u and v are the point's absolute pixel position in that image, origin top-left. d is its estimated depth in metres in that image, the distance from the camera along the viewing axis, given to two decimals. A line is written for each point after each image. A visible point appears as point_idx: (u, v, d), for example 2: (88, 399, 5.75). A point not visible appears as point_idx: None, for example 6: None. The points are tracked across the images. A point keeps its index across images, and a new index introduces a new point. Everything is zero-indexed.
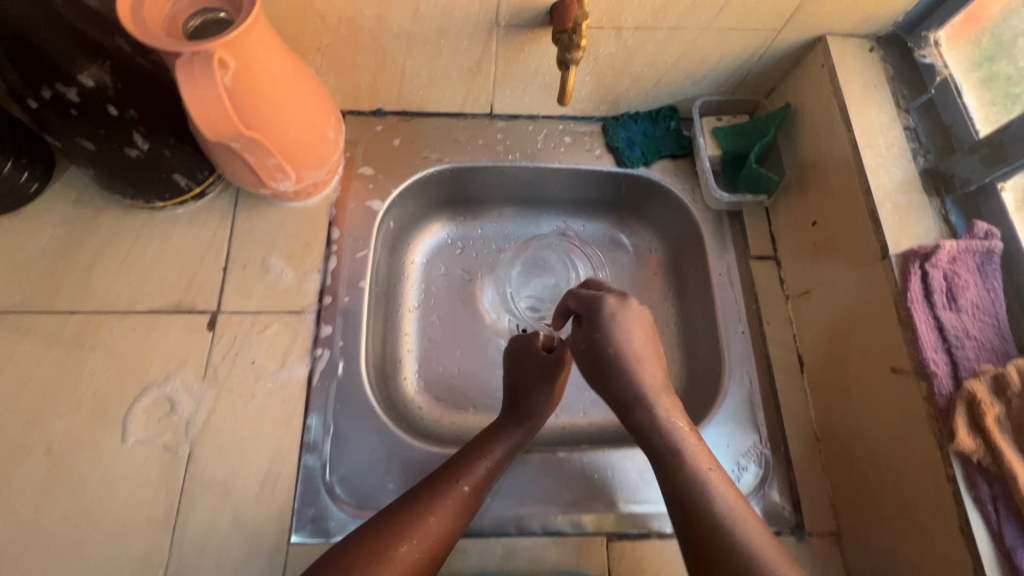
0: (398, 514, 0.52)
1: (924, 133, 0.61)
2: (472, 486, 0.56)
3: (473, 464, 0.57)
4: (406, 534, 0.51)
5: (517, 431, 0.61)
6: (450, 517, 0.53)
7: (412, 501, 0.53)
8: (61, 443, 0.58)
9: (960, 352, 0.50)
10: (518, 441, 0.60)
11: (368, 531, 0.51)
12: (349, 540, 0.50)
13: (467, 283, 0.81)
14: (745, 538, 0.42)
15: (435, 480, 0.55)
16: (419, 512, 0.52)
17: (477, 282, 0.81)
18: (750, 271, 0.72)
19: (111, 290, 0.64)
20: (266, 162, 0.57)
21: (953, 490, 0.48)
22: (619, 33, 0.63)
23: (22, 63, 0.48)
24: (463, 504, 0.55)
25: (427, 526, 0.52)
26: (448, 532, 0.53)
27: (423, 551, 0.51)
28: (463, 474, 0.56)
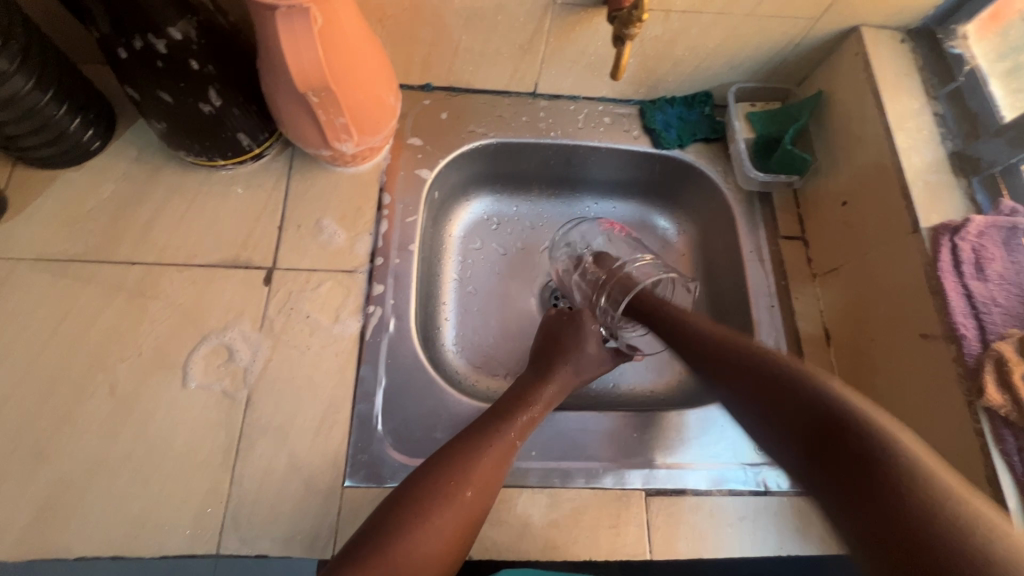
0: (449, 463, 0.52)
1: (951, 119, 0.65)
2: (515, 436, 0.56)
3: (515, 416, 0.58)
4: (460, 481, 0.51)
5: (552, 386, 0.62)
6: (497, 465, 0.54)
7: (460, 450, 0.53)
8: (124, 385, 0.60)
9: (987, 318, 0.54)
10: (555, 396, 0.62)
11: (421, 479, 0.51)
12: (406, 488, 0.51)
13: (503, 257, 0.84)
14: (839, 405, 0.46)
15: (480, 431, 0.55)
16: (469, 462, 0.52)
17: (512, 256, 0.84)
18: (779, 249, 0.75)
19: (171, 244, 0.67)
20: (334, 121, 0.59)
21: (980, 443, 0.51)
22: (668, 15, 0.67)
23: (118, 13, 0.50)
24: (508, 452, 0.55)
25: (479, 476, 0.52)
26: (497, 481, 0.53)
27: (478, 498, 0.51)
28: (507, 425, 0.57)
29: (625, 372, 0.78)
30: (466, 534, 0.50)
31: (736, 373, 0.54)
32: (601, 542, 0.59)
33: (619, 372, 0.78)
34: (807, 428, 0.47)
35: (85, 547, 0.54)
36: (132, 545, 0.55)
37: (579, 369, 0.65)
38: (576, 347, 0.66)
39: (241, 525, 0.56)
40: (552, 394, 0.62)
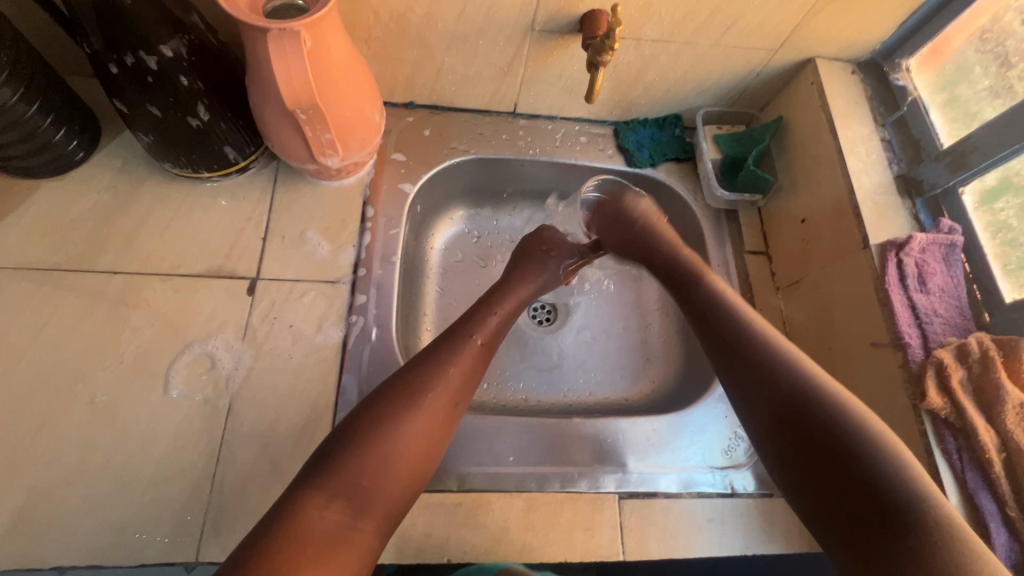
0: (421, 365, 0.53)
1: (897, 144, 0.71)
2: (485, 337, 0.59)
3: (484, 319, 0.60)
4: (433, 381, 0.52)
5: (522, 288, 0.67)
6: (468, 363, 0.55)
7: (432, 356, 0.55)
8: (105, 394, 0.60)
9: (930, 327, 0.58)
10: (524, 299, 0.67)
11: (394, 385, 0.52)
12: (384, 391, 0.51)
13: (484, 269, 0.86)
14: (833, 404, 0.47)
15: (449, 336, 0.57)
16: (439, 363, 0.54)
17: (493, 268, 0.87)
18: (745, 264, 0.79)
19: (154, 254, 0.67)
20: (321, 137, 0.62)
21: (924, 443, 0.55)
22: (639, 44, 0.71)
23: (111, 32, 0.52)
24: (479, 351, 0.57)
25: (452, 376, 0.54)
26: (470, 380, 0.55)
27: (451, 395, 0.53)
28: (474, 328, 0.59)
29: (601, 380, 0.81)
30: (440, 433, 0.51)
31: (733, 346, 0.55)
32: (577, 543, 0.61)
33: (595, 380, 0.81)
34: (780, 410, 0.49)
35: (60, 556, 0.54)
36: (109, 553, 0.55)
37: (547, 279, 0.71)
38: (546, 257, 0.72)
39: (221, 532, 0.56)
40: (522, 295, 0.67)
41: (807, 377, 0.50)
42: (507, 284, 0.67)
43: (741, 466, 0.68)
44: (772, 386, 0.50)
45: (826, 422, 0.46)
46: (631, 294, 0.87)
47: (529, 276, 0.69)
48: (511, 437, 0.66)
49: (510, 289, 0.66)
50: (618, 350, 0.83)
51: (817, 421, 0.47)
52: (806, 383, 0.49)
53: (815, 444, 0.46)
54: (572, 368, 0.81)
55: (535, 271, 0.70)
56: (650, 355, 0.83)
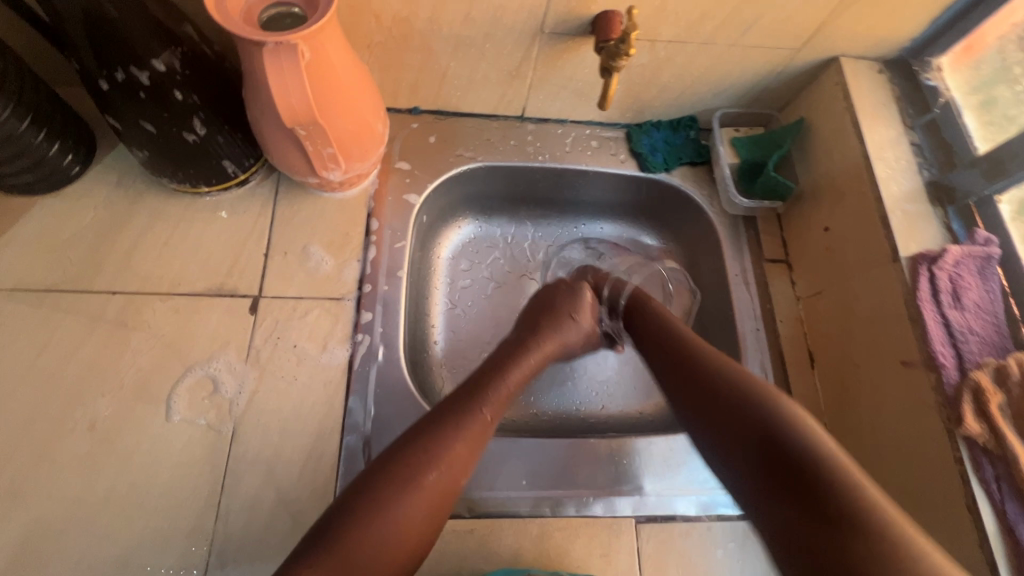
0: (423, 439, 0.49)
1: (928, 148, 0.67)
2: (494, 411, 0.54)
3: (494, 391, 0.55)
4: (435, 458, 0.48)
5: (533, 354, 0.61)
6: (473, 438, 0.51)
7: (435, 429, 0.50)
8: (106, 420, 0.59)
9: (965, 346, 0.55)
10: (537, 365, 0.61)
11: (392, 456, 0.48)
12: (382, 461, 0.48)
13: (492, 280, 0.84)
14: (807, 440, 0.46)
15: (454, 408, 0.52)
16: (443, 438, 0.49)
17: (502, 280, 0.84)
18: (764, 272, 0.76)
19: (153, 273, 0.65)
20: (322, 151, 0.59)
21: (960, 470, 0.52)
22: (653, 45, 0.68)
23: (101, 47, 0.50)
24: (485, 429, 0.52)
25: (456, 456, 0.49)
26: (474, 457, 0.51)
27: (452, 475, 0.49)
28: (484, 399, 0.54)
29: (614, 394, 0.79)
30: (437, 513, 0.47)
31: (695, 387, 0.54)
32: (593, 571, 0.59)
33: (608, 394, 0.79)
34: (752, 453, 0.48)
35: None
36: None
37: (566, 340, 0.66)
38: (567, 316, 0.66)
39: (226, 563, 0.55)
40: (533, 361, 0.61)
41: (769, 402, 0.49)
42: (519, 346, 0.62)
43: None
44: (738, 415, 0.50)
45: (797, 463, 0.45)
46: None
47: (543, 338, 0.64)
48: (525, 459, 0.64)
49: (520, 354, 0.61)
50: (632, 366, 0.81)
51: (788, 460, 0.45)
52: (768, 408, 0.49)
53: (776, 469, 0.46)
54: (584, 383, 0.79)
55: (551, 331, 0.65)
56: None
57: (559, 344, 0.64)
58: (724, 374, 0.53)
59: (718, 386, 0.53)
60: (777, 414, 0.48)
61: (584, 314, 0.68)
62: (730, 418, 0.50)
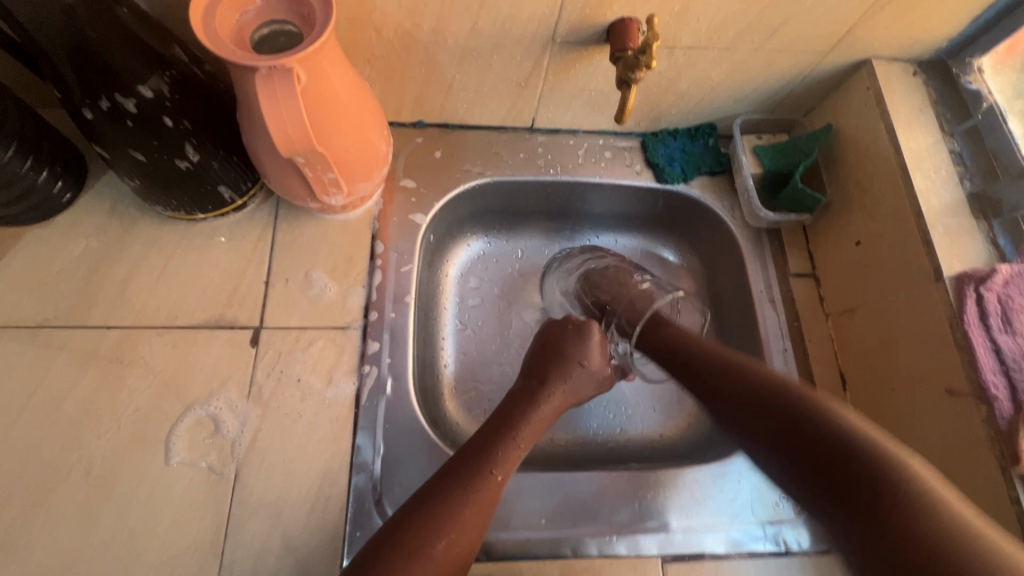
0: (431, 508, 0.47)
1: (968, 156, 0.62)
2: (505, 471, 0.52)
3: (504, 450, 0.52)
4: (445, 526, 0.47)
5: (544, 406, 0.58)
6: (483, 505, 0.49)
7: (443, 497, 0.48)
8: (102, 464, 0.56)
9: (1018, 375, 0.51)
10: (547, 419, 0.58)
11: (402, 522, 0.47)
12: (392, 527, 0.47)
13: (500, 298, 0.80)
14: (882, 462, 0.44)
15: (465, 472, 0.50)
16: (453, 508, 0.47)
17: (509, 297, 0.80)
18: (790, 288, 0.72)
19: (149, 305, 0.62)
20: (322, 176, 0.55)
21: (1016, 511, 0.49)
22: (672, 52, 0.64)
23: (83, 74, 0.46)
24: (496, 494, 0.50)
25: (466, 525, 0.47)
26: (484, 524, 0.49)
27: (463, 543, 0.47)
28: (493, 460, 0.51)
29: (633, 416, 0.75)
30: None
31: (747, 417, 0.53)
32: None
33: (626, 415, 0.75)
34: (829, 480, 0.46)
35: None
36: None
37: (575, 388, 0.61)
38: (577, 363, 0.61)
39: None
40: (544, 416, 0.58)
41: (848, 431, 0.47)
42: (528, 398, 0.58)
43: (793, 520, 0.62)
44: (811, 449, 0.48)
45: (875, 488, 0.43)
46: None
47: (552, 388, 0.59)
48: (544, 497, 0.60)
49: (529, 408, 0.57)
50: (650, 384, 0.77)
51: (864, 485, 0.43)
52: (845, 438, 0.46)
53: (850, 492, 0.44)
54: (600, 403, 0.75)
55: (562, 380, 0.60)
56: None
57: (569, 394, 0.60)
58: (814, 414, 0.49)
59: (803, 429, 0.49)
60: (879, 460, 0.44)
61: (595, 357, 0.63)
62: (817, 466, 0.47)
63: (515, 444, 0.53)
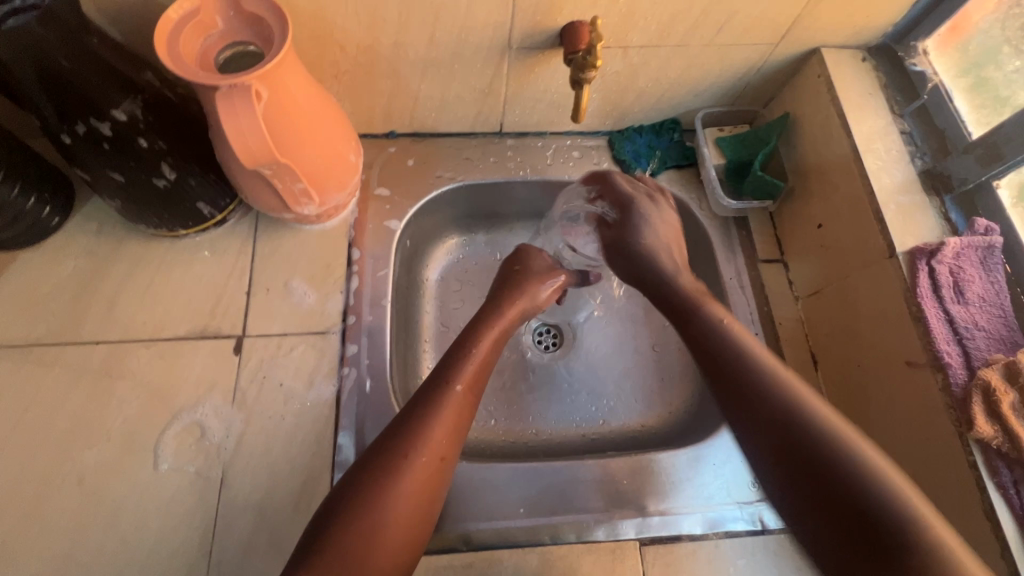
0: (399, 430, 0.50)
1: (919, 135, 0.65)
2: (466, 382, 0.55)
3: (462, 364, 0.56)
4: (418, 438, 0.49)
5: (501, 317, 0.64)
6: (451, 416, 0.52)
7: (411, 418, 0.51)
8: (94, 473, 0.58)
9: (971, 343, 0.53)
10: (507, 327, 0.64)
11: (379, 446, 0.49)
12: (370, 453, 0.49)
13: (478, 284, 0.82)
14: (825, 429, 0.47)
15: (428, 389, 0.53)
16: (418, 422, 0.50)
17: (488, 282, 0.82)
18: (759, 274, 0.74)
19: (136, 319, 0.65)
20: (292, 187, 0.58)
21: (975, 477, 0.49)
22: (626, 52, 0.66)
23: (60, 102, 0.49)
24: (461, 402, 0.53)
25: (435, 435, 0.50)
26: (458, 432, 0.52)
27: (439, 446, 0.50)
28: (455, 374, 0.55)
29: (616, 407, 0.76)
30: (434, 490, 0.49)
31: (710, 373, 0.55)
32: None
33: (608, 408, 0.76)
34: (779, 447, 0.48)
35: None
36: None
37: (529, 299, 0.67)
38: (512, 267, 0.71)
39: None
40: (502, 322, 0.64)
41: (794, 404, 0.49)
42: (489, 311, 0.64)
43: None
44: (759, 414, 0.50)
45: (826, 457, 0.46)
46: (641, 315, 0.82)
47: (510, 304, 0.66)
48: (521, 486, 0.62)
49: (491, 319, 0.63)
50: (633, 375, 0.78)
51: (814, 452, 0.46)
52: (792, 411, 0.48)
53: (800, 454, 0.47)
54: (584, 397, 0.77)
55: (517, 293, 0.67)
56: (666, 376, 0.78)
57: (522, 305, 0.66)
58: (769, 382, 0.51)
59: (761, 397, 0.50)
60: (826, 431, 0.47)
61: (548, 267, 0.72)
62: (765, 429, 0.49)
63: (472, 357, 0.57)
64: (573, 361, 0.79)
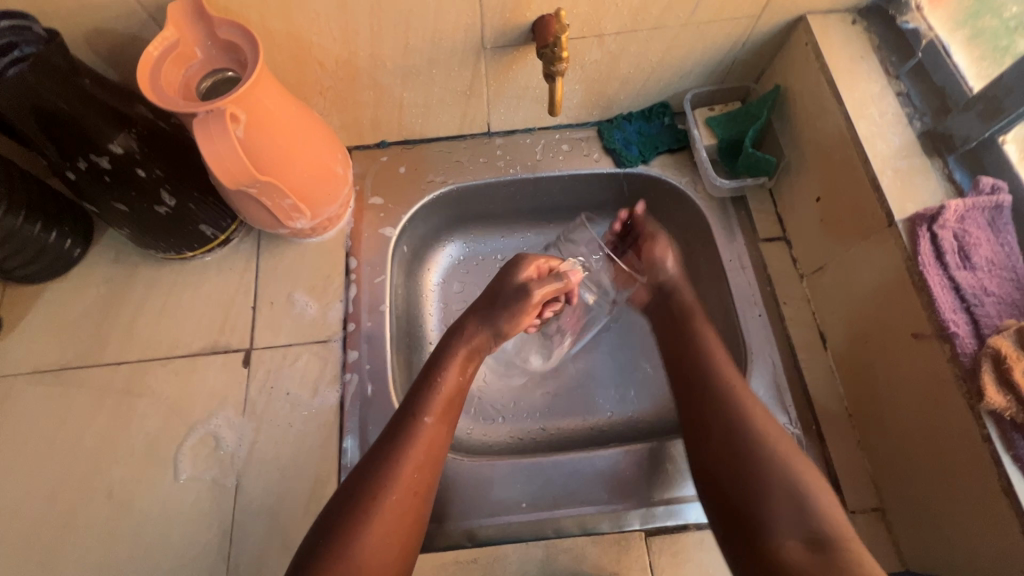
0: (372, 469, 0.51)
1: (917, 96, 0.62)
2: (436, 415, 0.55)
3: (433, 395, 0.56)
4: (388, 478, 0.50)
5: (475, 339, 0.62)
6: (421, 451, 0.53)
7: (384, 451, 0.52)
8: (122, 485, 0.62)
9: (980, 310, 0.50)
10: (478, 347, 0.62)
11: (354, 485, 0.50)
12: (347, 489, 0.50)
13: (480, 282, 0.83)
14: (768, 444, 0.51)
15: (399, 425, 0.54)
16: (390, 456, 0.52)
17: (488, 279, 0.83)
18: (761, 254, 0.73)
19: (153, 339, 0.69)
20: (281, 203, 0.60)
21: (990, 450, 0.47)
22: (601, 40, 0.66)
23: (61, 142, 0.53)
24: (432, 434, 0.54)
25: (406, 470, 0.51)
26: (431, 466, 0.53)
27: (411, 485, 0.51)
28: (424, 408, 0.55)
29: (625, 397, 0.76)
30: (409, 528, 0.50)
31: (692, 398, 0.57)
32: None
33: (616, 400, 0.76)
34: (727, 455, 0.52)
35: None
36: None
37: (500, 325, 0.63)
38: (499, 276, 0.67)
39: None
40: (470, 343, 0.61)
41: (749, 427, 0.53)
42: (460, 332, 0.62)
43: None
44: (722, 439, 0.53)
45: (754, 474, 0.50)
46: None
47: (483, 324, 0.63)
48: (522, 481, 0.62)
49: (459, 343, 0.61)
50: (639, 364, 0.78)
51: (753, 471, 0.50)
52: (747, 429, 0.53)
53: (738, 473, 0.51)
54: (591, 390, 0.76)
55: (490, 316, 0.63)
56: None
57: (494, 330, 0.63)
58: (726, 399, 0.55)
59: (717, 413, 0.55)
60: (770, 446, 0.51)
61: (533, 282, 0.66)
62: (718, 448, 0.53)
63: (441, 384, 0.57)
64: (579, 357, 0.78)
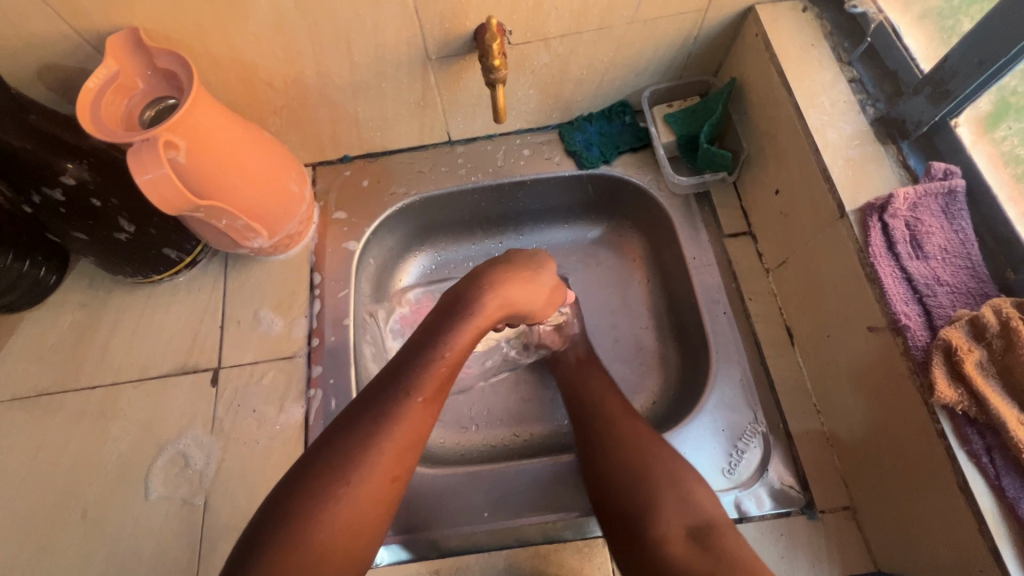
0: (342, 448, 0.45)
1: (870, 82, 0.60)
2: (427, 394, 0.49)
3: (428, 369, 0.50)
4: (361, 461, 0.45)
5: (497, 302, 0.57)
6: (406, 432, 0.47)
7: (363, 429, 0.46)
8: (96, 506, 0.64)
9: (932, 301, 0.48)
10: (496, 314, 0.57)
11: (317, 465, 0.45)
12: (305, 468, 0.45)
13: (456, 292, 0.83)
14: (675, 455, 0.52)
15: (383, 400, 0.48)
16: (372, 432, 0.46)
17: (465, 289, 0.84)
18: (725, 250, 0.71)
19: (126, 362, 0.70)
20: (235, 224, 0.61)
21: (944, 446, 0.45)
22: (548, 43, 0.66)
23: (16, 177, 0.56)
24: (421, 415, 0.48)
25: (385, 453, 0.46)
26: (411, 451, 0.48)
27: (387, 471, 0.46)
28: (416, 383, 0.49)
29: None
30: (374, 517, 0.45)
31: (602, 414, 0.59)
32: None
33: None
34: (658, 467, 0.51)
35: None
36: None
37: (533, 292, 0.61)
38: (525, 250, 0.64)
39: None
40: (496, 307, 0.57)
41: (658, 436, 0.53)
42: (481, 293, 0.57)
43: (753, 481, 0.60)
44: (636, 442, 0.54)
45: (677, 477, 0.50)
46: (616, 302, 0.80)
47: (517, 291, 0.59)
48: (485, 490, 0.62)
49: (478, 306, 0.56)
50: None
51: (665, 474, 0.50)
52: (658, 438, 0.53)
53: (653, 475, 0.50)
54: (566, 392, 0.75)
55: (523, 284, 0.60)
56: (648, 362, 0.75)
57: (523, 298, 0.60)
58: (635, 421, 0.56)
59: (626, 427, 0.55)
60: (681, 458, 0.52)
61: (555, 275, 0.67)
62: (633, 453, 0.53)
63: (442, 358, 0.51)
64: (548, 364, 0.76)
